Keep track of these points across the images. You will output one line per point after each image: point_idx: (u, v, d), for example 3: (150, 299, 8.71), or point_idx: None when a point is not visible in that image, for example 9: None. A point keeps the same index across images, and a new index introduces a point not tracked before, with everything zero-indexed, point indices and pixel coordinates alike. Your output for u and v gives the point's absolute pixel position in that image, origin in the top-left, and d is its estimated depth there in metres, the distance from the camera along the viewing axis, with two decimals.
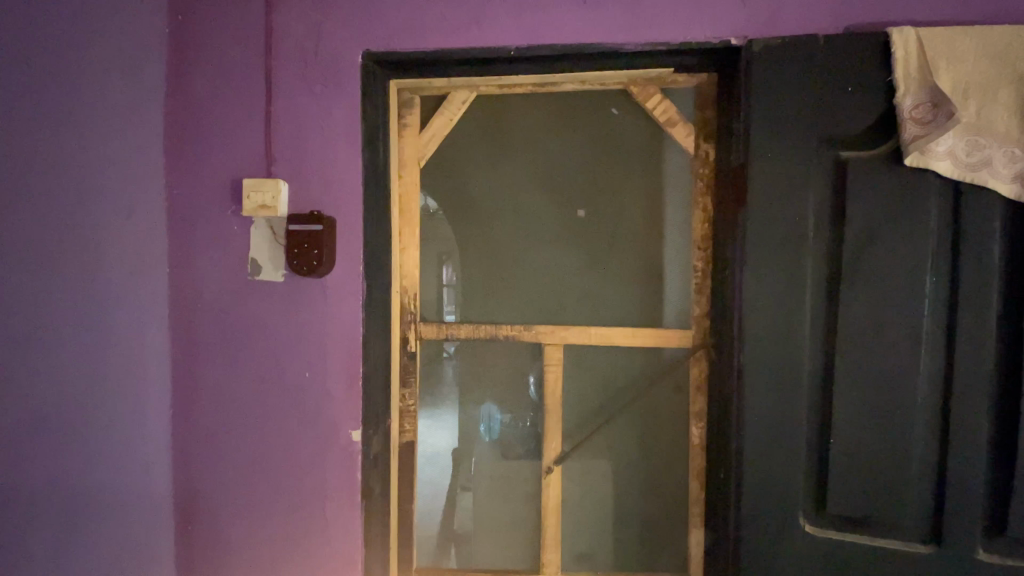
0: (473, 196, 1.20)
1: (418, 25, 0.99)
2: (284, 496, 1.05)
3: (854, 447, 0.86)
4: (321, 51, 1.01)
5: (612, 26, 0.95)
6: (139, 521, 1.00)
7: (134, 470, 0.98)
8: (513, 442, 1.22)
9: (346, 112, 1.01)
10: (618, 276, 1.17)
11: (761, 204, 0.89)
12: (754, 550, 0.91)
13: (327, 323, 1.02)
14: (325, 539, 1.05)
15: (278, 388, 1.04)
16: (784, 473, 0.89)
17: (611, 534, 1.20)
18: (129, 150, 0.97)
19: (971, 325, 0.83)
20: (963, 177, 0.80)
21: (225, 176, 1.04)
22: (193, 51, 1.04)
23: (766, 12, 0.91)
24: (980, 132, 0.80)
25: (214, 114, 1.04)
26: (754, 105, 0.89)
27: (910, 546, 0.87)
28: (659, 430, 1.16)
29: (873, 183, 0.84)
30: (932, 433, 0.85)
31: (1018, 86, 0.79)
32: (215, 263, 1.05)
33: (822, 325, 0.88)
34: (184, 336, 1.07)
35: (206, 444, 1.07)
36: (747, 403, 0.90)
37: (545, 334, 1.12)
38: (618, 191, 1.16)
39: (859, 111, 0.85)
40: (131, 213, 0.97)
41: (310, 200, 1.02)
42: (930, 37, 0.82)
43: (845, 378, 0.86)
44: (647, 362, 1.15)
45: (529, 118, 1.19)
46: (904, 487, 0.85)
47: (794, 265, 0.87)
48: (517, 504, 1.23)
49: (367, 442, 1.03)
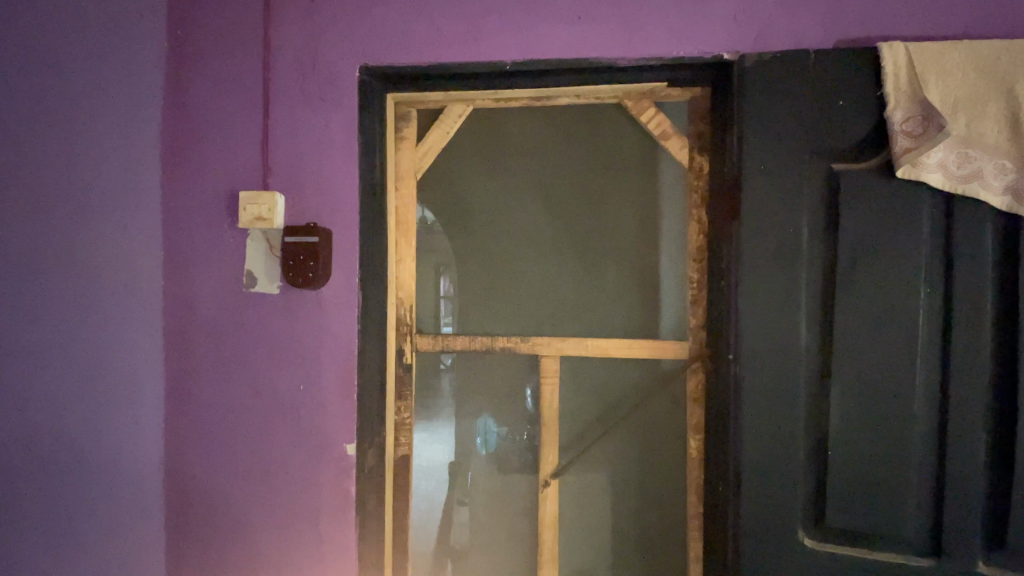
0: (469, 208, 1.21)
1: (414, 39, 1.00)
2: (277, 510, 1.04)
3: (852, 459, 0.86)
4: (318, 64, 1.02)
5: (606, 42, 0.96)
6: (129, 534, 0.98)
7: (126, 480, 0.97)
8: (510, 455, 1.21)
9: (343, 125, 1.01)
10: (617, 287, 1.17)
11: (753, 215, 0.89)
12: (755, 563, 0.90)
13: (324, 335, 1.02)
14: (319, 553, 1.03)
15: (273, 400, 1.04)
16: (784, 484, 0.88)
17: (609, 549, 1.18)
18: (127, 161, 0.98)
19: (966, 335, 0.83)
20: (956, 189, 0.81)
21: (220, 188, 1.04)
22: (192, 63, 1.05)
23: (757, 26, 0.93)
24: (970, 145, 0.81)
25: (212, 126, 1.04)
26: (747, 117, 0.89)
27: (911, 559, 0.86)
28: (656, 443, 1.15)
29: (866, 194, 0.85)
30: (929, 442, 0.85)
31: (1007, 99, 0.80)
32: (210, 275, 1.05)
33: (817, 338, 0.88)
34: (178, 349, 1.06)
35: (199, 459, 1.06)
36: (746, 413, 0.90)
37: (541, 345, 1.14)
38: (613, 203, 1.17)
39: (848, 124, 0.86)
40: (126, 225, 0.97)
41: (306, 211, 1.02)
42: (918, 52, 0.84)
43: (842, 388, 0.86)
44: (644, 373, 1.15)
45: (523, 132, 1.20)
46: (904, 498, 0.85)
47: (789, 275, 0.88)
48: (513, 519, 1.21)
49: (363, 455, 1.03)
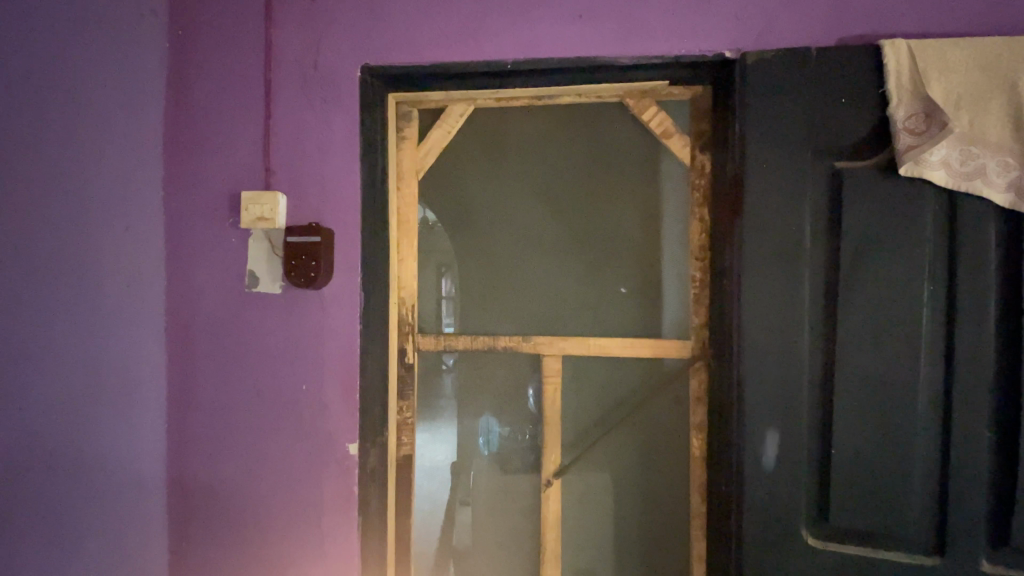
0: (471, 208, 1.21)
1: (416, 38, 1.00)
2: (279, 510, 1.04)
3: (856, 457, 0.86)
4: (319, 64, 1.02)
5: (607, 40, 0.96)
6: (132, 535, 0.98)
7: (128, 480, 0.97)
8: (512, 455, 1.21)
9: (345, 125, 1.01)
10: (620, 286, 1.16)
11: (756, 214, 0.89)
12: (758, 562, 0.89)
13: (326, 335, 1.02)
14: (321, 553, 1.03)
15: (275, 400, 1.04)
16: (787, 482, 0.88)
17: (612, 549, 1.18)
18: (129, 161, 0.98)
19: (969, 333, 0.83)
20: (959, 185, 0.81)
21: (222, 188, 1.04)
22: (193, 63, 1.05)
23: (758, 25, 0.93)
24: (973, 142, 0.80)
25: (213, 126, 1.04)
26: (749, 115, 0.89)
27: (916, 558, 0.86)
28: (659, 443, 1.15)
29: (869, 192, 0.85)
30: (933, 441, 0.85)
31: (1010, 95, 0.79)
32: (212, 275, 1.05)
33: (820, 336, 0.88)
34: (180, 349, 1.06)
35: (201, 460, 1.06)
36: (749, 411, 0.89)
37: (544, 344, 1.14)
38: (615, 202, 1.17)
39: (850, 121, 0.86)
40: (128, 226, 0.97)
41: (308, 211, 1.02)
42: (920, 50, 0.84)
43: (845, 386, 0.86)
44: (647, 372, 1.15)
45: (524, 131, 1.20)
46: (909, 496, 0.84)
47: (792, 273, 0.87)
48: (516, 519, 1.21)
49: (365, 454, 1.03)
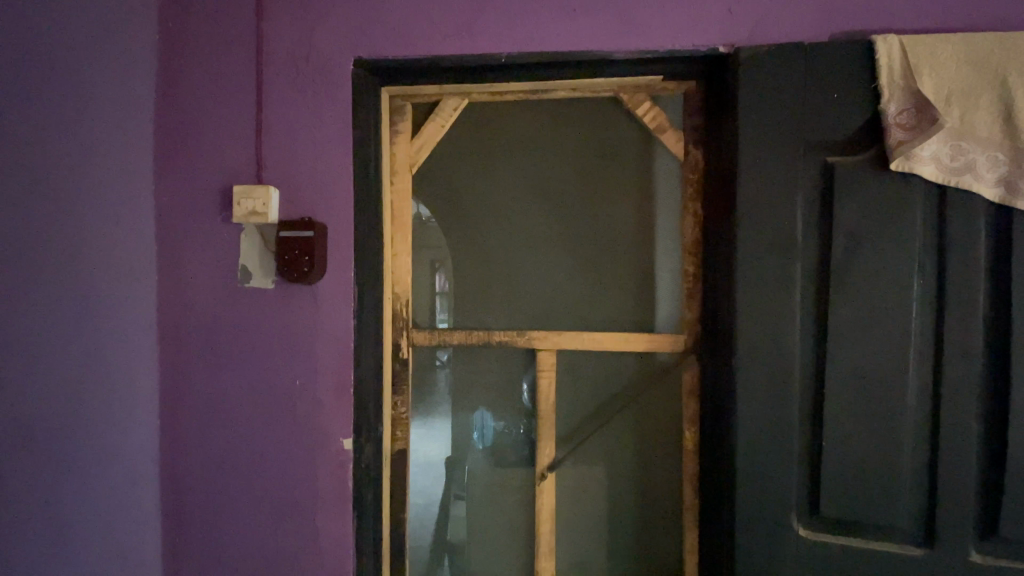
0: (465, 202, 1.20)
1: (409, 32, 0.99)
2: (274, 505, 1.04)
3: (846, 450, 0.87)
4: (312, 57, 1.01)
5: (602, 34, 0.96)
6: (126, 530, 0.98)
7: (122, 475, 0.97)
8: (506, 449, 1.21)
9: (338, 119, 1.01)
10: (614, 281, 1.17)
11: (749, 208, 0.89)
12: (750, 553, 0.90)
13: (320, 330, 1.02)
14: (316, 547, 1.03)
15: (268, 396, 1.03)
16: (780, 474, 0.89)
17: (606, 542, 1.18)
18: (120, 155, 0.97)
19: (958, 326, 0.84)
20: (949, 181, 0.82)
21: (214, 182, 1.03)
22: (184, 56, 1.04)
23: (752, 19, 0.93)
24: (963, 137, 0.81)
25: (204, 120, 1.03)
26: (742, 110, 0.89)
27: (905, 549, 0.87)
28: (652, 436, 1.16)
29: (861, 186, 0.86)
30: (922, 433, 0.86)
31: (1000, 91, 0.80)
32: (204, 271, 1.04)
33: (811, 330, 0.89)
34: (173, 345, 1.05)
35: (195, 455, 1.06)
36: (742, 404, 0.90)
37: (538, 339, 1.14)
38: (609, 197, 1.17)
39: (843, 116, 0.86)
40: (119, 220, 0.96)
41: (301, 206, 1.02)
42: (912, 45, 0.84)
43: (837, 379, 0.87)
44: (640, 366, 1.15)
45: (517, 125, 1.19)
46: (898, 488, 0.86)
47: (784, 268, 0.88)
48: (510, 513, 1.21)
49: (360, 449, 1.03)
